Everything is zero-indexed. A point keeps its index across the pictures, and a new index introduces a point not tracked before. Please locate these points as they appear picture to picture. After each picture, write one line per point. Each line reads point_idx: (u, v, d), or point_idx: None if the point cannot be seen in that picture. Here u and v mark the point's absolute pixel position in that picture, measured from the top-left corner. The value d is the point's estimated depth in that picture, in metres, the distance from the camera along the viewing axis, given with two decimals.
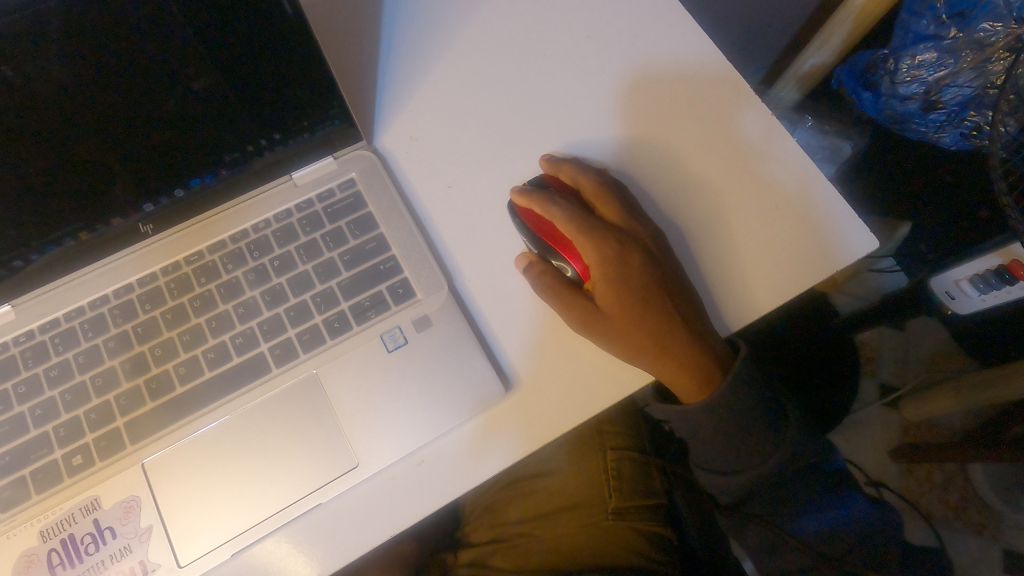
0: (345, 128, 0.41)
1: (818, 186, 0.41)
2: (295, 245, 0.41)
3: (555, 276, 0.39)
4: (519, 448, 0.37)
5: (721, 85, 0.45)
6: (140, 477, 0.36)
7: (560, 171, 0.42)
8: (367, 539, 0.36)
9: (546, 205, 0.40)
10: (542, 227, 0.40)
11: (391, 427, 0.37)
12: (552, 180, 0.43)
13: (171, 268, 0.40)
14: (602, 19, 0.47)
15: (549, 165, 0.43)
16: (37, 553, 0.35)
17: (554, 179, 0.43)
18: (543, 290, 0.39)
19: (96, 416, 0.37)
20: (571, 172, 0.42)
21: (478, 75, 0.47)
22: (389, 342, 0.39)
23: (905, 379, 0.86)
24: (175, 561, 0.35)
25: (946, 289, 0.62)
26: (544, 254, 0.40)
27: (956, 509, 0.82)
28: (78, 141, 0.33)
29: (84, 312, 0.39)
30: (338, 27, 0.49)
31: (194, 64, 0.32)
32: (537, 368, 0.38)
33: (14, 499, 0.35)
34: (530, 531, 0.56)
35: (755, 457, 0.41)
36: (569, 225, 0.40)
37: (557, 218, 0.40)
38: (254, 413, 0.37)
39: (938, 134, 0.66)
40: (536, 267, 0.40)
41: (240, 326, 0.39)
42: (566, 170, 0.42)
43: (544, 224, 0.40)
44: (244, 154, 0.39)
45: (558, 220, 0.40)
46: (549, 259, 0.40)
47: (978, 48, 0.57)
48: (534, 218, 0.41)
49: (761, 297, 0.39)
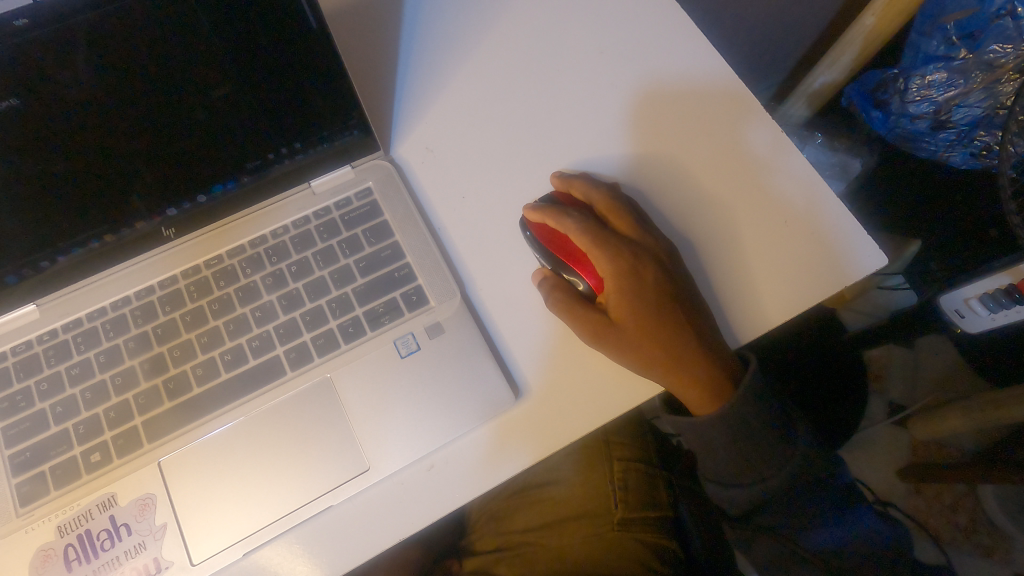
0: (363, 138, 0.42)
1: (826, 203, 0.42)
2: (312, 251, 0.42)
3: (568, 290, 0.40)
4: (527, 457, 0.38)
5: (729, 101, 0.46)
6: (155, 475, 0.36)
7: (571, 186, 0.43)
8: (375, 543, 0.36)
9: (560, 219, 0.41)
10: (555, 241, 0.41)
11: (402, 433, 0.37)
12: (564, 196, 0.43)
13: (191, 272, 0.41)
14: (615, 35, 0.49)
15: (561, 181, 0.43)
16: (54, 547, 0.35)
17: (566, 195, 0.43)
18: (555, 303, 0.39)
19: (115, 414, 0.38)
20: (583, 188, 0.42)
21: (493, 87, 0.48)
22: (402, 347, 0.39)
23: (914, 397, 0.86)
24: (188, 559, 0.35)
25: (956, 308, 0.63)
26: (557, 269, 0.41)
27: (967, 531, 0.81)
28: (108, 142, 0.34)
29: (106, 312, 0.40)
30: (359, 40, 0.50)
31: (220, 73, 0.34)
32: (546, 379, 0.39)
33: (33, 493, 0.36)
34: (535, 539, 0.56)
35: (764, 470, 0.41)
36: (583, 238, 0.41)
37: (571, 231, 0.41)
38: (268, 415, 0.38)
39: (947, 153, 0.67)
40: (549, 282, 0.40)
41: (257, 329, 0.40)
42: (577, 185, 0.43)
43: (556, 239, 0.41)
44: (265, 162, 0.40)
45: (572, 233, 0.41)
46: (562, 274, 0.41)
47: (988, 69, 0.58)
48: (547, 233, 0.41)
49: (770, 310, 0.40)
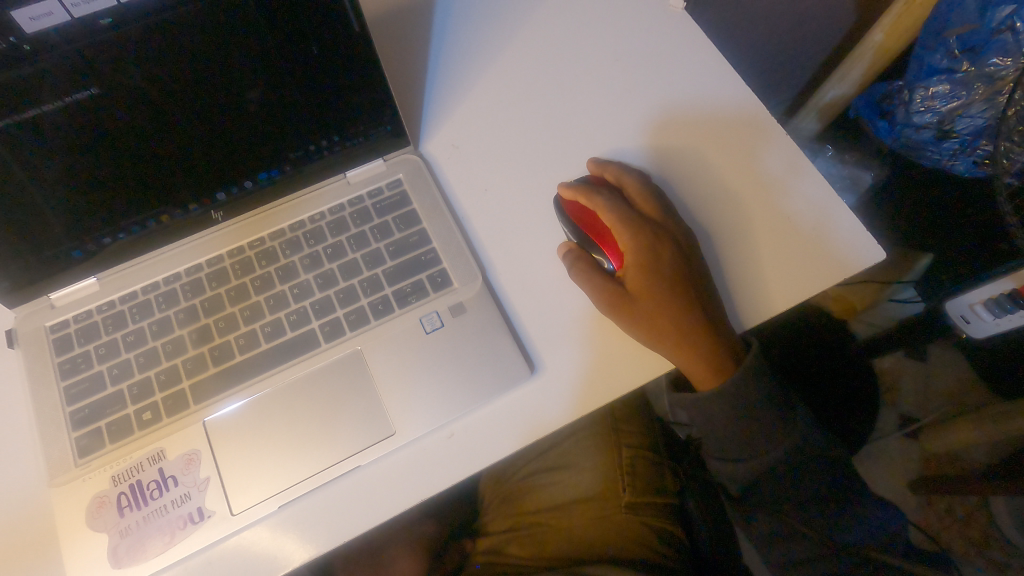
0: (395, 133, 0.46)
1: (828, 201, 0.45)
2: (346, 236, 0.45)
3: (592, 263, 0.43)
4: (539, 426, 0.41)
5: (737, 106, 0.49)
6: (200, 433, 0.40)
7: (605, 170, 0.47)
8: (400, 501, 0.39)
9: (590, 197, 0.44)
10: (584, 219, 0.44)
11: (425, 402, 0.40)
12: (596, 179, 0.47)
13: (236, 252, 0.45)
14: (630, 45, 0.52)
15: (595, 166, 0.47)
16: (107, 495, 0.38)
17: (599, 177, 0.47)
18: (580, 274, 0.42)
19: (164, 377, 0.41)
20: (615, 172, 0.46)
21: (517, 90, 0.52)
22: (426, 324, 0.42)
23: (926, 410, 0.87)
24: (229, 510, 0.38)
25: (962, 313, 0.66)
26: (584, 245, 0.44)
27: (978, 544, 0.82)
28: (170, 130, 0.38)
29: (159, 286, 0.44)
30: (393, 45, 0.54)
31: (271, 72, 0.38)
32: (559, 357, 0.42)
33: (90, 447, 0.39)
34: (547, 520, 0.58)
35: (762, 447, 0.43)
36: (609, 216, 0.44)
37: (600, 208, 0.44)
38: (302, 383, 0.41)
39: (951, 162, 0.70)
40: (574, 253, 0.43)
41: (295, 304, 0.43)
42: (611, 170, 0.46)
43: (586, 216, 0.44)
44: (307, 154, 0.44)
45: (601, 211, 0.44)
46: (589, 250, 0.44)
47: (989, 81, 0.60)
48: (577, 211, 0.45)
49: (774, 299, 0.42)
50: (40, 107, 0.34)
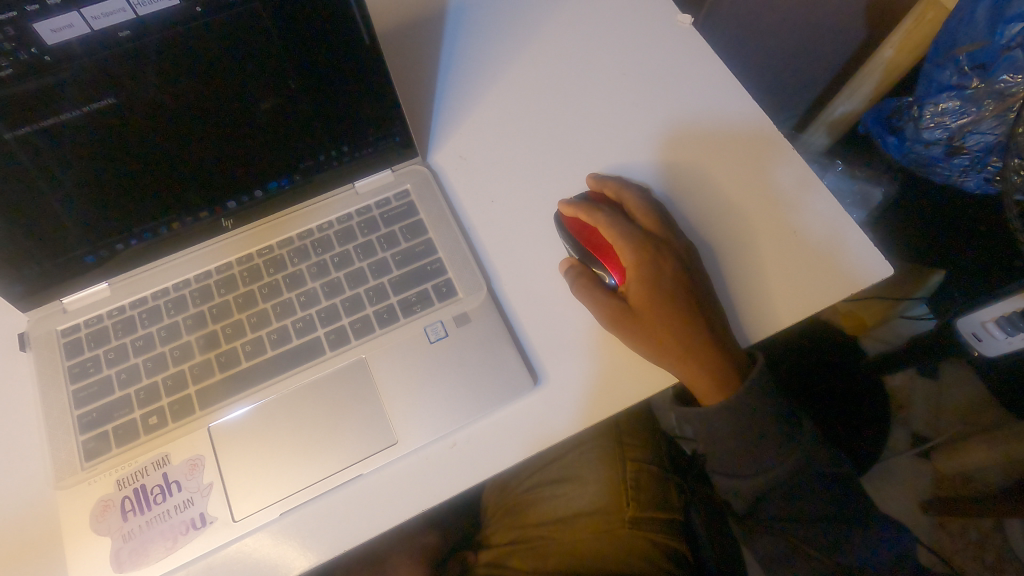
0: (404, 144, 0.46)
1: (832, 216, 0.45)
2: (353, 245, 0.46)
3: (593, 279, 0.43)
4: (541, 437, 0.41)
5: (742, 122, 0.49)
6: (205, 439, 0.40)
7: (605, 186, 0.47)
8: (401, 510, 0.39)
9: (590, 213, 0.45)
10: (585, 235, 0.45)
11: (427, 411, 0.40)
12: (597, 194, 0.47)
13: (244, 259, 0.45)
14: (637, 60, 0.53)
15: (596, 182, 0.47)
16: (111, 499, 0.38)
17: (599, 193, 0.47)
18: (581, 289, 0.43)
19: (171, 382, 0.41)
20: (615, 188, 0.46)
21: (523, 104, 0.52)
22: (430, 334, 0.42)
23: (938, 429, 0.85)
24: (231, 516, 0.38)
25: (973, 331, 0.64)
26: (585, 260, 0.44)
27: (993, 570, 0.80)
28: (183, 138, 0.39)
29: (168, 292, 0.44)
30: (404, 58, 0.55)
31: (282, 82, 0.38)
32: (562, 369, 0.42)
33: (97, 450, 0.40)
34: (549, 533, 0.58)
35: (768, 461, 0.43)
36: (609, 231, 0.44)
37: (600, 224, 0.44)
38: (306, 390, 0.41)
39: (962, 178, 0.70)
40: (575, 269, 0.44)
41: (301, 312, 0.44)
42: (612, 185, 0.47)
43: (587, 232, 0.45)
44: (316, 163, 0.44)
45: (601, 226, 0.44)
46: (590, 265, 0.44)
47: (1000, 98, 0.59)
48: (578, 226, 0.45)
49: (779, 314, 0.42)
50: (59, 116, 0.34)
